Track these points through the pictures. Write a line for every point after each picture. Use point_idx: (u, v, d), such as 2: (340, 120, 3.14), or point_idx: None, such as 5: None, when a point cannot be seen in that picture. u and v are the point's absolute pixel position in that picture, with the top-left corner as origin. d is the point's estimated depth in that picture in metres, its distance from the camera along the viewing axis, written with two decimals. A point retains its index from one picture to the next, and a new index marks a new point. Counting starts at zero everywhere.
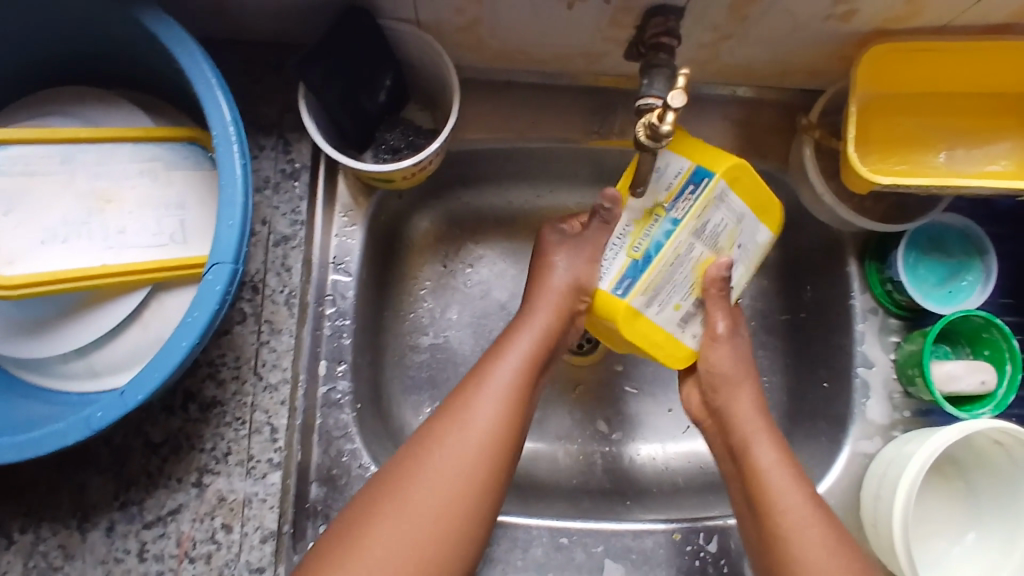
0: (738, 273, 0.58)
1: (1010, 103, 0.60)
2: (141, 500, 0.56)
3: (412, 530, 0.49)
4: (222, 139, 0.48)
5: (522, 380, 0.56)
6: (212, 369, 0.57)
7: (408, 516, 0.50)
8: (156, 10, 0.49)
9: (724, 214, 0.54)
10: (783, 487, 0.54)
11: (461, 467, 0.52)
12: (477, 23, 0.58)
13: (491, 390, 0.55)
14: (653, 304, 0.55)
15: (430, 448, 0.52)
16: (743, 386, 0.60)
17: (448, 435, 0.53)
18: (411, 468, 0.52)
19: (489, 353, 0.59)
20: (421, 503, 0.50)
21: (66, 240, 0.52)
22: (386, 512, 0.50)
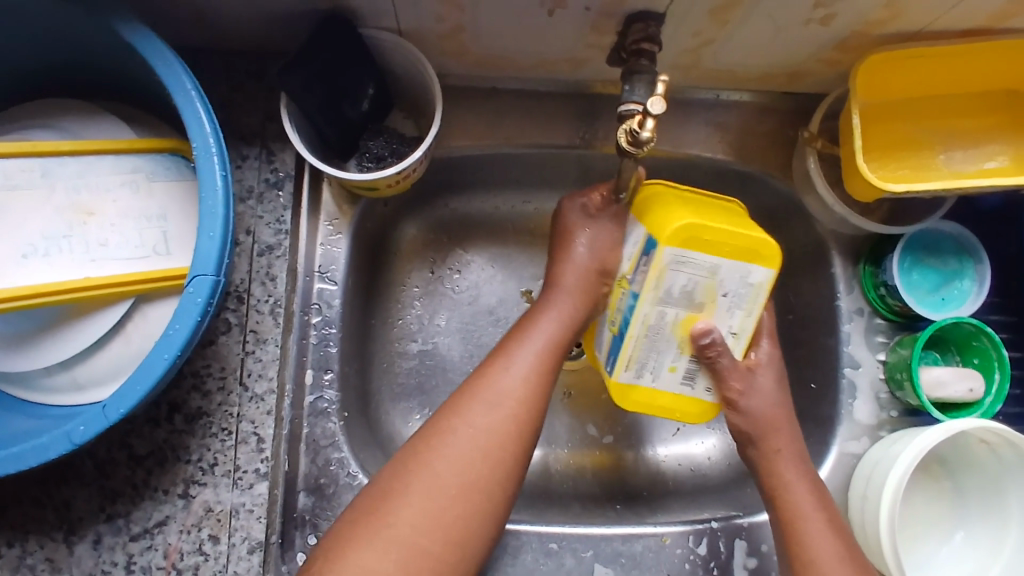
0: (737, 319, 0.54)
1: (994, 102, 0.60)
2: (127, 512, 0.56)
3: (472, 459, 0.51)
4: (202, 151, 0.48)
5: (545, 367, 0.56)
6: (197, 380, 0.57)
7: (462, 451, 0.51)
8: (134, 22, 0.49)
9: (686, 276, 0.51)
10: (821, 542, 0.53)
11: (522, 399, 0.54)
12: (458, 31, 0.58)
13: (518, 369, 0.55)
14: (644, 373, 0.56)
15: (457, 424, 0.52)
16: (778, 433, 0.58)
17: (512, 364, 0.55)
18: (464, 412, 0.53)
19: (513, 333, 0.59)
20: (452, 475, 0.50)
21: (49, 253, 0.52)
22: (440, 447, 0.51)
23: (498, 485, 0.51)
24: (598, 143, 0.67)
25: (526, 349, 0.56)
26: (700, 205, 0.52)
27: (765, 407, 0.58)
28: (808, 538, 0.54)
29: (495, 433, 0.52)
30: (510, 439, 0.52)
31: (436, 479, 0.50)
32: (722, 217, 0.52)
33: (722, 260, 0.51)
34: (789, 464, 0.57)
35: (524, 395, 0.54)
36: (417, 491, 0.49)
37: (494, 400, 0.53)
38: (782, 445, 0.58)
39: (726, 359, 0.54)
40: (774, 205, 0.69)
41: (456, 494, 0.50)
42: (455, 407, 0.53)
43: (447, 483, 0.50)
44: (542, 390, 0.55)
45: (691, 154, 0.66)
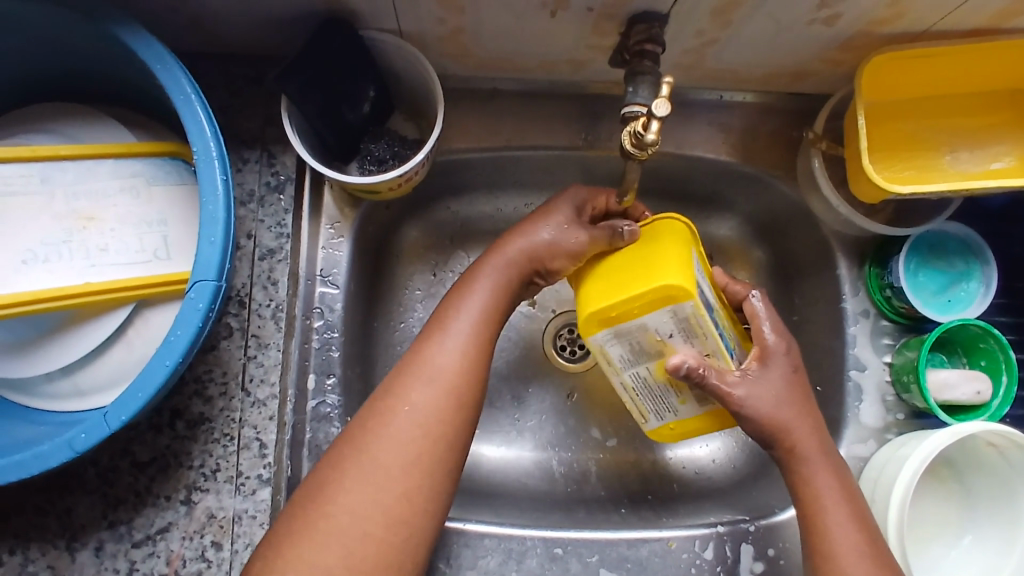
0: (700, 343, 0.52)
1: (1000, 102, 0.60)
2: (130, 519, 0.55)
3: (407, 439, 0.49)
4: (203, 155, 0.48)
5: (481, 334, 0.54)
6: (199, 385, 0.57)
7: (399, 431, 0.50)
8: (133, 25, 0.48)
9: (621, 346, 0.53)
10: (840, 529, 0.51)
11: (459, 372, 0.52)
12: (460, 33, 0.57)
13: (451, 338, 0.53)
14: (666, 414, 0.58)
15: (392, 405, 0.51)
16: (798, 433, 0.53)
17: (446, 342, 0.53)
18: (400, 391, 0.51)
19: (448, 301, 0.57)
20: (393, 455, 0.49)
21: (49, 259, 0.52)
22: (379, 429, 0.50)
23: (442, 460, 0.50)
24: (600, 145, 0.67)
25: (460, 317, 0.55)
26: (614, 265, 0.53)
27: (784, 393, 0.53)
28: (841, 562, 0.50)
29: (426, 412, 0.51)
30: (447, 413, 0.51)
31: (381, 464, 0.49)
32: (628, 273, 0.51)
33: (643, 317, 0.51)
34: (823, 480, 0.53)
35: (456, 368, 0.52)
36: (357, 478, 0.48)
37: (426, 382, 0.51)
38: (809, 448, 0.53)
39: (713, 378, 0.51)
40: (778, 207, 0.69)
41: (400, 476, 0.49)
42: (391, 389, 0.52)
43: (388, 465, 0.49)
44: (475, 363, 0.53)
45: (694, 155, 0.66)
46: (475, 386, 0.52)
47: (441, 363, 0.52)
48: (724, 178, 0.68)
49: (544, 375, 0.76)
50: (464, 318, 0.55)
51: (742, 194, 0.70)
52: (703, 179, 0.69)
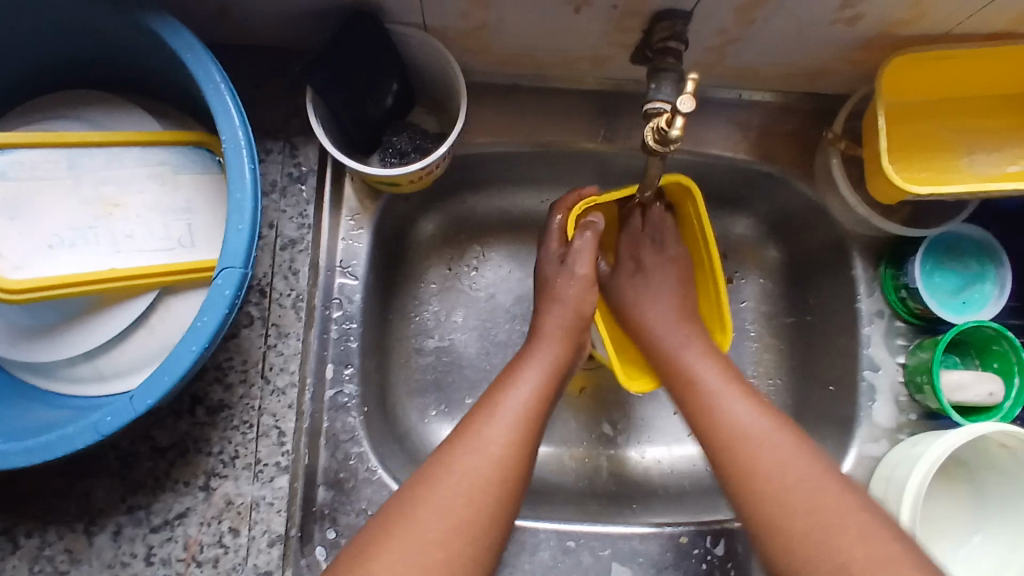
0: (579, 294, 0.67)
1: (1020, 106, 0.60)
2: (148, 504, 0.56)
3: (453, 504, 0.49)
4: (231, 144, 0.48)
5: (534, 411, 0.56)
6: (219, 373, 0.57)
7: (472, 470, 0.51)
8: (164, 15, 0.49)
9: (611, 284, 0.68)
10: (780, 463, 0.50)
11: (511, 443, 0.53)
12: (484, 27, 0.58)
13: (504, 415, 0.54)
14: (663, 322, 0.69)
15: (443, 472, 0.51)
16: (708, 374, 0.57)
17: (503, 405, 0.55)
18: (450, 461, 0.52)
19: (498, 382, 0.59)
20: (441, 521, 0.48)
21: (75, 244, 0.53)
22: (454, 468, 0.51)
23: (498, 510, 0.51)
24: (618, 142, 0.67)
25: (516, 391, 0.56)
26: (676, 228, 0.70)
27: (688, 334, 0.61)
28: (761, 477, 0.50)
29: (487, 468, 0.51)
30: (508, 467, 0.52)
31: (450, 498, 0.50)
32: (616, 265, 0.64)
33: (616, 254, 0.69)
34: (733, 399, 0.55)
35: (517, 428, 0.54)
36: (433, 506, 0.49)
37: (485, 439, 0.53)
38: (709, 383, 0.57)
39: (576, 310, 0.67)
40: (794, 207, 0.69)
41: (467, 510, 0.49)
42: (459, 438, 0.53)
43: (457, 503, 0.50)
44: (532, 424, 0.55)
45: (712, 154, 0.66)
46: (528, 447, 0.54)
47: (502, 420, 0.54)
48: (741, 177, 0.69)
49: None
50: (523, 383, 0.57)
51: (758, 193, 0.70)
52: (720, 177, 0.69)
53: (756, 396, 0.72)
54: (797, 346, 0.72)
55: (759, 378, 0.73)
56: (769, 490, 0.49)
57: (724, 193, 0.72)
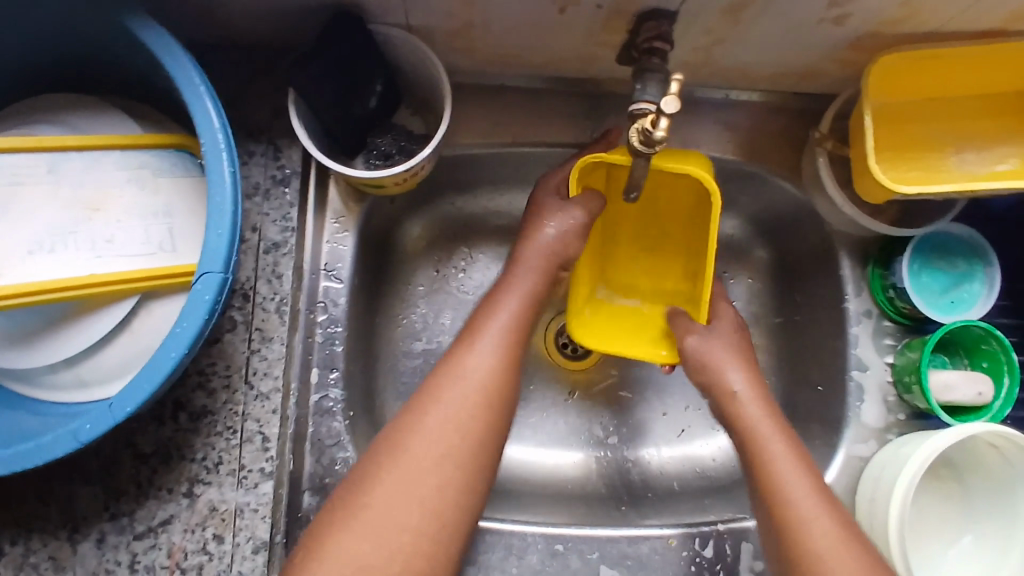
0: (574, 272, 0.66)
1: (1007, 104, 0.60)
2: (131, 511, 0.55)
3: (440, 435, 0.51)
4: (210, 147, 0.47)
5: (509, 341, 0.56)
6: (202, 378, 0.57)
7: (439, 426, 0.51)
8: (142, 15, 0.48)
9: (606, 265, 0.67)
10: (796, 488, 0.52)
11: (494, 376, 0.54)
12: (469, 27, 0.57)
13: (483, 346, 0.55)
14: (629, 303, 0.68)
15: (430, 405, 0.52)
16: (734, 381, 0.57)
17: (481, 343, 0.55)
18: (434, 395, 0.53)
19: (477, 313, 0.58)
20: (429, 455, 0.51)
21: (54, 249, 0.52)
22: (415, 428, 0.51)
23: (478, 459, 0.52)
24: (606, 142, 0.67)
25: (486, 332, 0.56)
26: (619, 266, 0.71)
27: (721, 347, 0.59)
28: (793, 509, 0.51)
29: (471, 399, 0.53)
30: (484, 406, 0.53)
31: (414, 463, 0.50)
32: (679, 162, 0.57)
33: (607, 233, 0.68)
34: (771, 435, 0.55)
35: (494, 364, 0.54)
36: (421, 441, 0.51)
37: (466, 371, 0.53)
38: (750, 409, 0.56)
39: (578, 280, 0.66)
40: (783, 207, 0.69)
41: (458, 441, 0.51)
42: (426, 392, 0.53)
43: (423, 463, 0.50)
44: (512, 355, 0.55)
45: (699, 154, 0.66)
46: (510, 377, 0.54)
47: (479, 358, 0.54)
48: (730, 178, 0.69)
49: (546, 372, 0.76)
50: (500, 316, 0.57)
51: (747, 193, 0.70)
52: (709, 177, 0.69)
53: None
54: (786, 347, 0.72)
55: None
56: (794, 519, 0.51)
57: None
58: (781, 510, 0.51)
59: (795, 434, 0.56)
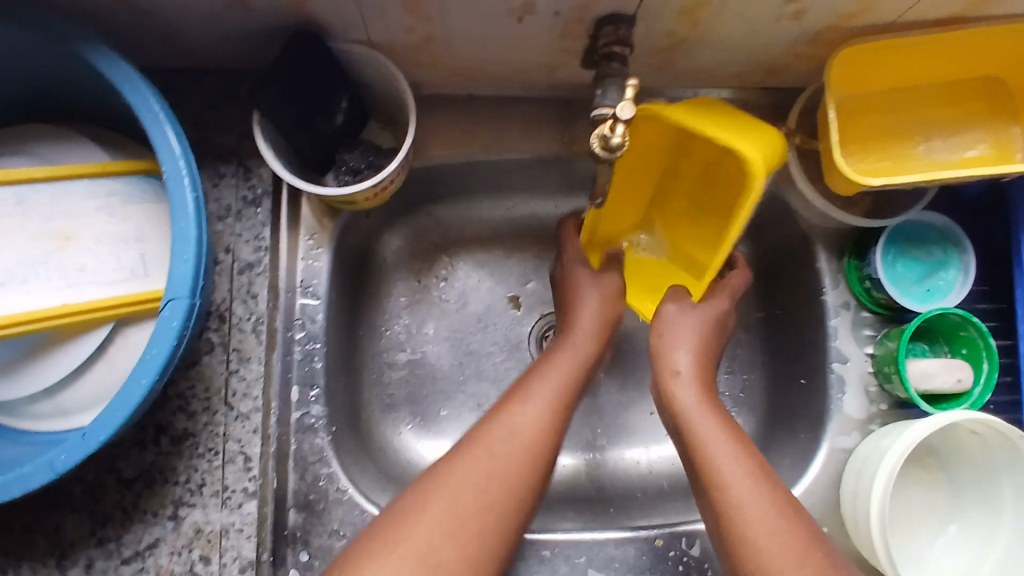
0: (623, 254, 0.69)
1: (973, 90, 0.60)
2: (117, 536, 0.56)
3: (499, 463, 0.53)
4: (172, 174, 0.48)
5: (566, 394, 0.58)
6: (182, 401, 0.57)
7: (496, 465, 0.52)
8: (101, 47, 0.49)
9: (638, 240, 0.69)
10: (736, 479, 0.52)
11: (538, 430, 0.55)
12: (431, 41, 0.57)
13: (538, 396, 0.57)
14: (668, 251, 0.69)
15: (493, 430, 0.54)
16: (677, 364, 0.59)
17: (531, 405, 0.56)
18: (496, 424, 0.55)
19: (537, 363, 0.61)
20: (466, 484, 0.51)
21: (26, 280, 0.52)
22: (466, 467, 0.52)
23: (512, 504, 0.52)
24: (577, 147, 0.67)
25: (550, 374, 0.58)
26: (679, 229, 0.70)
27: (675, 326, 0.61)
28: (732, 491, 0.52)
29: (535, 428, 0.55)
30: (531, 462, 0.53)
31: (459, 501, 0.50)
32: (714, 114, 0.56)
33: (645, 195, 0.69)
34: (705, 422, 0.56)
35: (538, 431, 0.55)
36: (465, 468, 0.52)
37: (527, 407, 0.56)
38: (686, 397, 0.58)
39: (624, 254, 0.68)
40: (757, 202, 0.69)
41: (489, 480, 0.52)
42: (473, 438, 0.54)
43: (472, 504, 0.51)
44: (558, 416, 0.56)
45: None
46: (552, 446, 0.55)
47: (533, 413, 0.55)
48: None
49: None
50: (545, 391, 0.57)
51: None
52: None
53: (730, 394, 0.72)
54: (769, 342, 0.72)
55: (731, 375, 0.73)
56: (732, 503, 0.51)
57: None
58: (720, 491, 0.52)
59: (740, 430, 0.57)
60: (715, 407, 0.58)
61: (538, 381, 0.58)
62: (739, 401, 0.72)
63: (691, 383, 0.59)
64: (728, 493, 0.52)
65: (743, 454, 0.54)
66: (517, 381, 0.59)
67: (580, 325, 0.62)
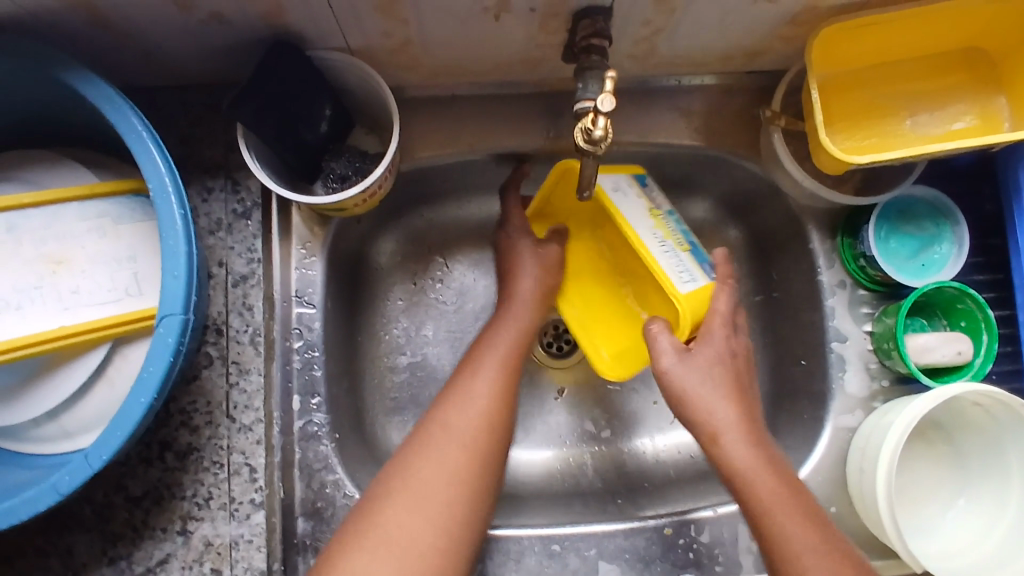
0: (655, 232, 0.59)
1: (956, 61, 0.60)
2: (129, 553, 0.56)
3: (443, 467, 0.53)
4: (160, 192, 0.48)
5: (505, 380, 0.59)
6: (184, 417, 0.57)
7: (425, 474, 0.52)
8: (80, 69, 0.49)
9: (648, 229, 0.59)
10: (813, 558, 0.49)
11: (476, 428, 0.55)
12: (409, 42, 0.57)
13: (470, 393, 0.57)
14: (685, 273, 0.58)
15: (422, 443, 0.54)
16: (716, 410, 0.55)
17: (466, 395, 0.57)
18: (427, 435, 0.55)
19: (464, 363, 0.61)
20: (418, 496, 0.51)
21: (22, 306, 0.52)
22: (417, 463, 0.53)
23: (469, 510, 0.52)
24: (563, 140, 0.67)
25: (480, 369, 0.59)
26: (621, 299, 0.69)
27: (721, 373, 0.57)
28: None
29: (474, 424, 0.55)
30: (484, 441, 0.55)
31: (414, 491, 0.51)
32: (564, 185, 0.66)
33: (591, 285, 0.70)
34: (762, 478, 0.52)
35: (485, 408, 0.56)
36: (412, 485, 0.52)
37: (459, 409, 0.56)
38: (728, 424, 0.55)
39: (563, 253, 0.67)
40: (748, 185, 0.69)
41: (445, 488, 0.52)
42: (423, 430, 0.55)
43: (406, 513, 0.51)
44: (502, 409, 0.57)
45: (659, 143, 0.66)
46: (495, 436, 0.56)
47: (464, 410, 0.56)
48: (692, 162, 0.69)
49: (533, 373, 0.76)
50: (480, 378, 0.58)
51: (709, 175, 0.70)
52: (669, 164, 0.69)
53: None
54: (768, 324, 0.72)
55: None
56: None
57: (678, 178, 0.72)
58: (782, 553, 0.50)
59: (793, 477, 0.54)
60: (767, 452, 0.54)
61: (472, 368, 0.59)
62: None
63: (739, 438, 0.54)
64: (793, 556, 0.49)
65: (796, 505, 0.51)
66: (457, 368, 0.60)
67: (522, 292, 0.64)
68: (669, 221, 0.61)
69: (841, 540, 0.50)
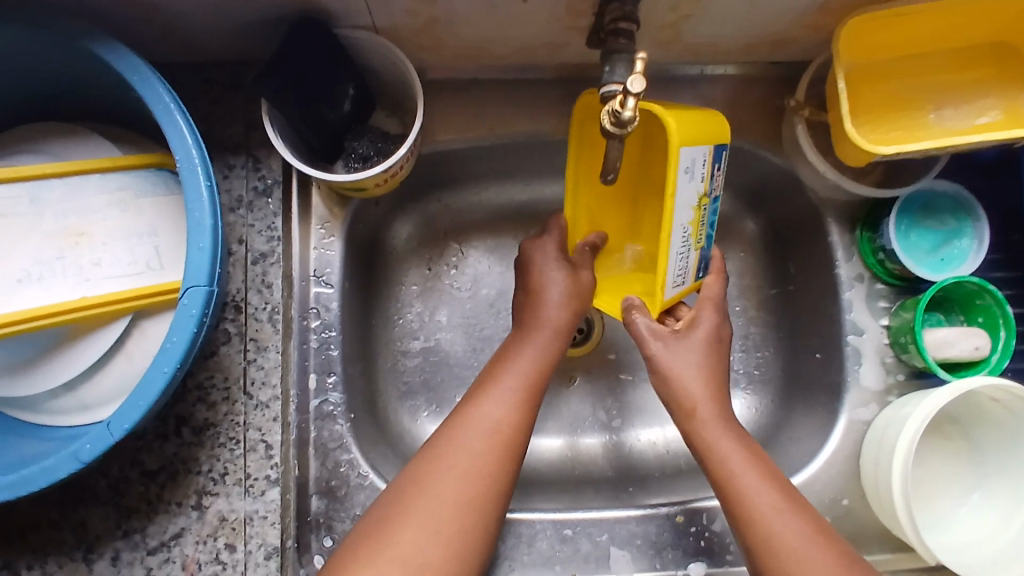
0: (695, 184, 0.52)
1: (982, 55, 0.60)
2: (143, 527, 0.56)
3: (475, 458, 0.53)
4: (186, 164, 0.48)
5: (531, 382, 0.59)
6: (202, 392, 0.57)
7: (463, 465, 0.53)
8: (108, 41, 0.49)
9: (696, 172, 0.52)
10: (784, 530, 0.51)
11: (506, 425, 0.55)
12: (435, 22, 0.57)
13: (498, 395, 0.57)
14: (689, 169, 0.51)
15: (455, 435, 0.55)
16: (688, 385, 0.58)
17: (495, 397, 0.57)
18: (458, 427, 0.55)
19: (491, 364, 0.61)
20: (454, 486, 0.52)
21: (42, 277, 0.52)
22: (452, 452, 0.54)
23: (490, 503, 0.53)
24: None
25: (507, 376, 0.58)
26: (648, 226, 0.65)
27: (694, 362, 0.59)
28: (786, 553, 0.51)
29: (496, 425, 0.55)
30: (499, 442, 0.55)
31: (454, 480, 0.52)
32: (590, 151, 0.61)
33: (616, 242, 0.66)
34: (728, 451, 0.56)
35: (508, 408, 0.56)
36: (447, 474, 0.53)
37: (486, 413, 0.56)
38: (707, 413, 0.57)
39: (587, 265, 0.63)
40: (768, 177, 0.69)
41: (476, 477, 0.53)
42: (448, 428, 0.56)
43: (444, 502, 0.51)
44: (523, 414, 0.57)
45: None
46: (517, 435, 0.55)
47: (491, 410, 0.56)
48: None
49: None
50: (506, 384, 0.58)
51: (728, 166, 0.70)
52: None
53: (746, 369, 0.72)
54: (782, 316, 0.72)
55: (748, 351, 0.73)
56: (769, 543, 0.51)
57: None
58: (751, 528, 0.52)
59: (771, 466, 0.56)
60: (738, 433, 0.57)
61: (501, 371, 0.59)
62: (755, 377, 0.72)
63: (712, 421, 0.57)
64: (760, 522, 0.52)
65: (801, 515, 0.52)
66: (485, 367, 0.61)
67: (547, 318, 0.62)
68: (706, 212, 0.56)
69: (836, 535, 0.52)
